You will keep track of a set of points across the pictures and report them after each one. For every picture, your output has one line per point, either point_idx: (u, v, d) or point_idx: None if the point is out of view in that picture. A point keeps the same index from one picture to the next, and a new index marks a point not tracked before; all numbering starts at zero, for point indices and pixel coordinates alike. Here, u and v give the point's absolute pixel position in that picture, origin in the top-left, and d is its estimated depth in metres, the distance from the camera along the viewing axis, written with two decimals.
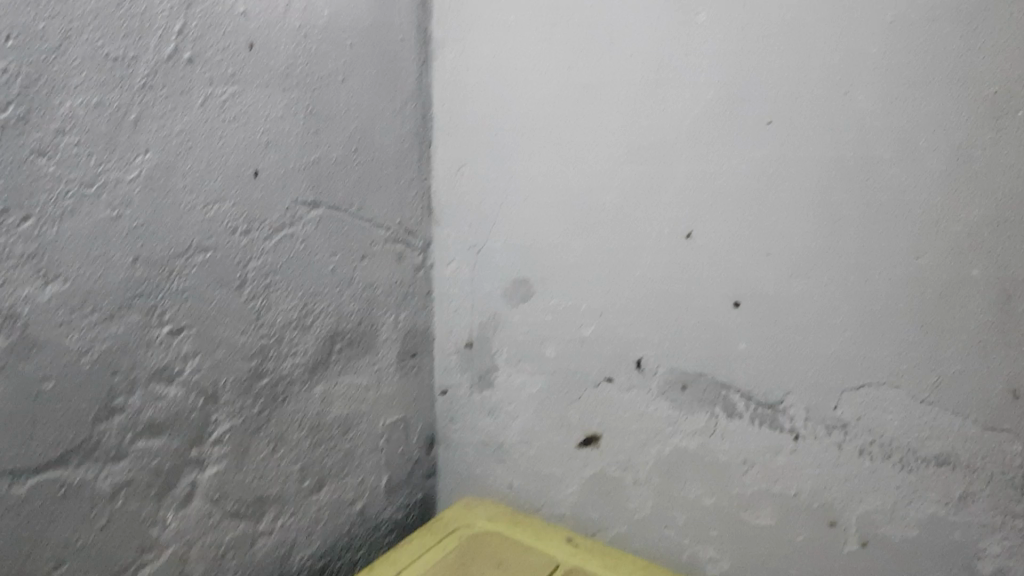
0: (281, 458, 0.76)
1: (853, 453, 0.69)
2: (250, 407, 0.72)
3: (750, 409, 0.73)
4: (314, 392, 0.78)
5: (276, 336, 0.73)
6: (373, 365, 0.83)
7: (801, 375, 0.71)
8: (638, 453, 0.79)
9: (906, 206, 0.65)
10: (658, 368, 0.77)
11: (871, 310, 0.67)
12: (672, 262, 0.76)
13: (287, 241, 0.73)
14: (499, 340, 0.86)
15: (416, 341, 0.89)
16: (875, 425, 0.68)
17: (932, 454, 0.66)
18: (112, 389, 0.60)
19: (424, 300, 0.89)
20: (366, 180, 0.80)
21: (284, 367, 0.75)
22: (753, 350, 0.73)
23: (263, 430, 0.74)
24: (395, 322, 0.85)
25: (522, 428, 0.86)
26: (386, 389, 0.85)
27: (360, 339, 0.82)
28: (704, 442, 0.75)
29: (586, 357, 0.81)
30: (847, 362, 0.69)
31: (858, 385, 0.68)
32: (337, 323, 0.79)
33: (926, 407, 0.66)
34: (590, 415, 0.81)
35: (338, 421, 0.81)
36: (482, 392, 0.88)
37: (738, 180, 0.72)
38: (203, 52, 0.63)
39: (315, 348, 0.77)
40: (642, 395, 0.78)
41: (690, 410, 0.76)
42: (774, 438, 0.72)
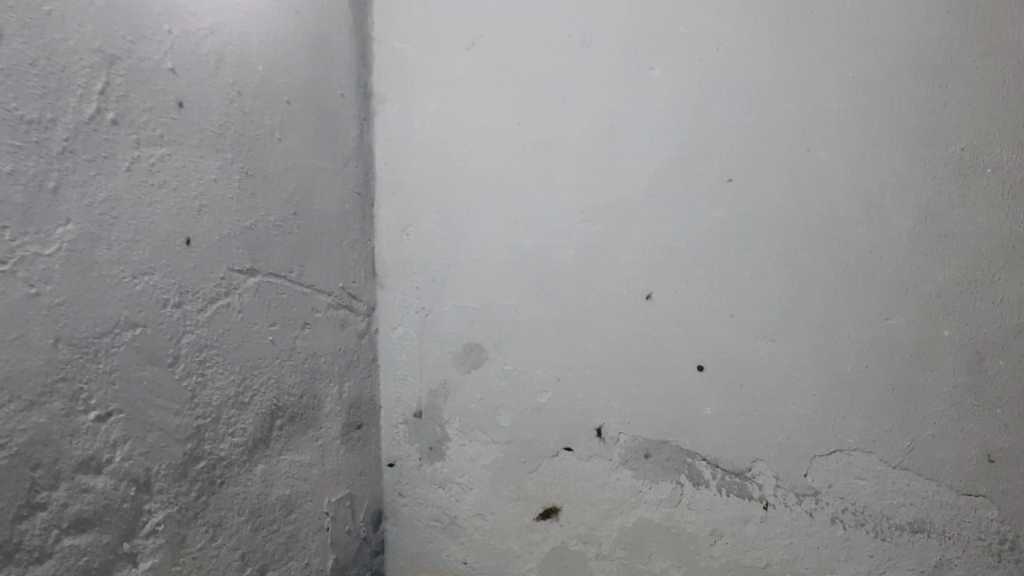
0: (220, 546, 0.68)
1: (825, 524, 0.65)
2: (185, 494, 0.64)
3: (716, 477, 0.69)
4: (254, 473, 0.71)
5: (213, 415, 0.67)
6: (316, 440, 0.78)
7: (767, 440, 0.67)
8: (604, 522, 0.74)
9: (874, 265, 0.62)
10: (620, 436, 0.73)
11: (838, 375, 0.64)
12: (631, 324, 0.72)
13: (223, 311, 0.66)
14: (450, 408, 0.82)
15: (362, 411, 0.83)
16: (847, 492, 0.64)
17: (907, 521, 0.62)
18: (33, 484, 0.51)
19: (370, 367, 0.84)
20: (305, 242, 0.74)
21: (222, 446, 0.68)
22: (717, 416, 0.69)
23: (201, 517, 0.66)
24: (339, 393, 0.80)
25: (475, 499, 0.81)
26: (330, 465, 0.80)
27: (303, 414, 0.76)
28: (671, 512, 0.71)
29: (545, 426, 0.77)
30: (817, 427, 0.65)
31: (828, 452, 0.65)
32: (277, 397, 0.73)
33: (897, 472, 0.63)
34: (548, 487, 0.77)
35: (279, 502, 0.74)
36: (433, 463, 0.83)
37: (700, 238, 0.69)
38: (127, 113, 0.57)
39: (253, 426, 0.71)
40: (602, 463, 0.74)
41: (653, 478, 0.72)
42: (746, 507, 0.68)
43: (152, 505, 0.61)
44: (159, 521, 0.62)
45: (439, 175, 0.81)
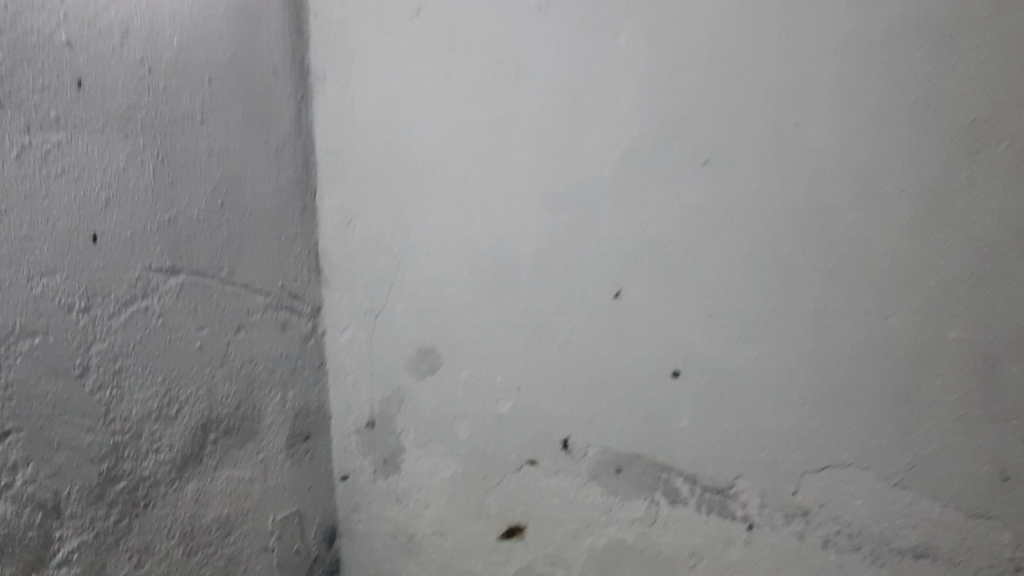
0: (146, 575, 0.61)
1: (817, 545, 0.59)
2: (103, 518, 0.57)
3: (695, 495, 0.63)
4: (185, 492, 0.64)
5: (133, 431, 0.59)
6: (257, 454, 0.71)
7: (748, 455, 0.61)
8: (572, 543, 0.69)
9: (872, 259, 0.54)
10: (588, 448, 0.67)
11: (828, 383, 0.57)
12: (599, 325, 0.65)
13: (140, 315, 0.59)
14: (405, 418, 0.75)
15: (312, 420, 0.77)
16: (841, 512, 0.58)
17: (909, 545, 0.56)
18: None
19: (317, 373, 0.77)
20: (236, 235, 0.67)
21: (146, 464, 0.61)
22: (698, 428, 0.62)
23: (123, 542, 0.59)
24: (283, 402, 0.73)
25: (433, 517, 0.75)
26: (274, 481, 0.73)
27: (241, 427, 0.69)
28: (644, 532, 0.66)
29: (508, 438, 0.70)
30: (807, 439, 0.58)
31: (819, 467, 0.58)
32: (210, 408, 0.66)
33: (897, 491, 0.56)
34: (511, 505, 0.71)
35: (216, 523, 0.68)
36: (388, 477, 0.77)
37: (675, 231, 0.61)
38: (16, 92, 0.48)
39: (183, 441, 0.64)
40: (571, 479, 0.68)
41: (627, 495, 0.66)
42: (727, 528, 0.62)
43: (63, 531, 0.54)
44: (73, 549, 0.55)
45: (384, 160, 0.72)
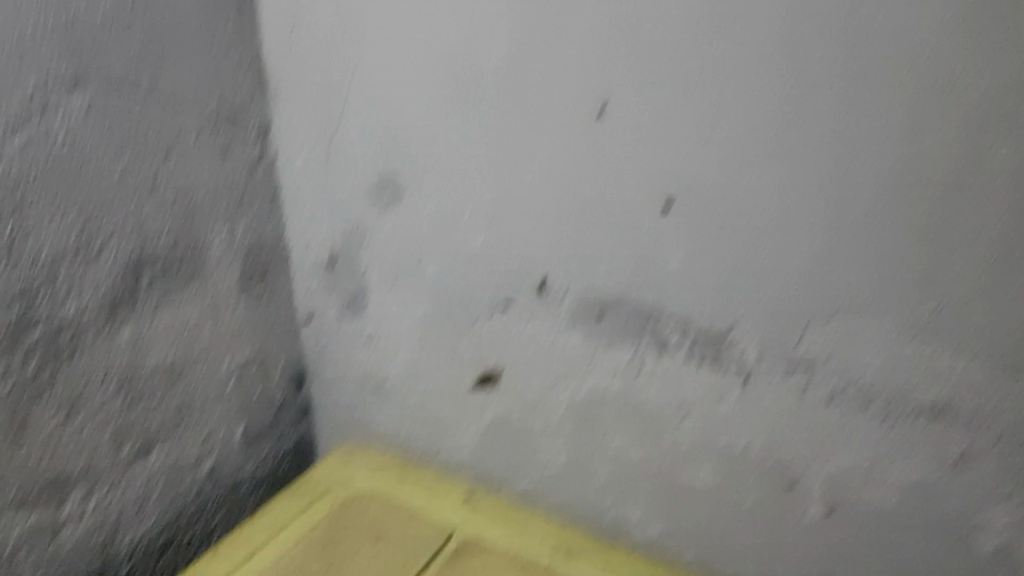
0: (80, 427, 0.58)
1: (819, 403, 0.53)
2: (20, 368, 0.53)
3: (685, 344, 0.56)
4: (121, 336, 0.59)
5: (48, 273, 0.53)
6: (205, 293, 0.65)
7: (747, 299, 0.53)
8: (550, 394, 0.63)
9: (906, 67, 0.44)
10: (568, 292, 0.60)
11: (842, 219, 0.48)
12: (580, 148, 0.55)
13: (44, 139, 0.51)
14: (369, 255, 0.67)
15: (267, 257, 0.70)
16: (850, 367, 0.51)
17: (924, 404, 0.50)
18: None
19: (269, 204, 0.69)
20: (155, 44, 0.57)
21: (66, 309, 0.55)
22: (689, 268, 0.54)
23: (47, 394, 0.55)
24: (231, 236, 0.66)
25: (404, 363, 0.70)
26: (227, 323, 0.67)
27: (181, 267, 0.62)
28: (628, 384, 0.60)
29: (478, 279, 0.63)
30: (815, 281, 0.50)
31: (828, 315, 0.51)
32: (141, 246, 0.59)
33: (918, 345, 0.49)
34: (485, 351, 0.65)
35: (161, 368, 0.63)
36: (354, 320, 0.71)
37: (669, 31, 0.50)
38: None
39: (111, 283, 0.57)
40: (547, 326, 0.61)
41: (610, 341, 0.59)
42: (719, 383, 0.56)
43: None
44: None
45: None
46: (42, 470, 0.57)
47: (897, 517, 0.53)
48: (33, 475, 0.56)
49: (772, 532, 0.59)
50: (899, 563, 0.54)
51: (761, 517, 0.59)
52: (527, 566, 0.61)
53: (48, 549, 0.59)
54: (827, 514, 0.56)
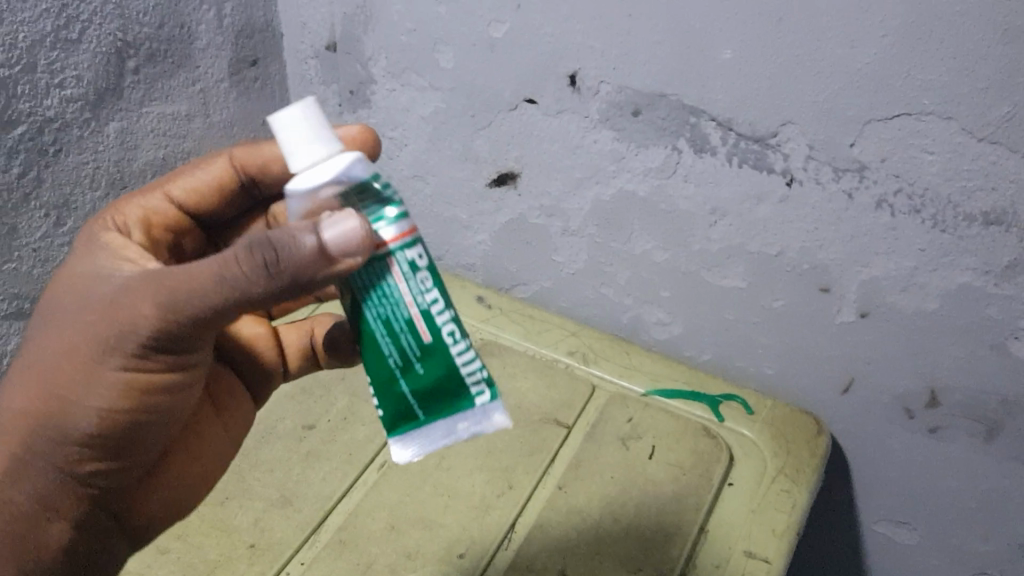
0: (72, 232, 0.54)
1: (868, 206, 0.49)
2: (4, 172, 0.47)
3: (728, 144, 0.51)
4: (106, 133, 0.53)
5: (27, 63, 0.47)
6: (190, 83, 0.59)
7: (803, 96, 0.46)
8: (573, 194, 0.60)
9: None
10: (601, 87, 0.53)
11: (921, 8, 0.41)
12: None
13: None
14: (372, 43, 0.61)
15: (256, 43, 0.64)
16: (906, 170, 0.46)
17: (979, 211, 0.45)
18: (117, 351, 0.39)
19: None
20: None
21: (48, 98, 0.49)
22: (736, 64, 0.47)
23: (36, 195, 0.50)
24: (219, 18, 0.59)
25: (412, 158, 0.66)
26: (217, 116, 0.62)
27: (167, 52, 0.56)
28: (659, 186, 0.56)
29: (497, 71, 0.57)
30: (880, 77, 0.43)
31: (888, 117, 0.45)
32: (123, 29, 0.52)
33: (983, 148, 0.43)
34: (502, 150, 0.61)
35: (151, 167, 0.58)
36: (356, 111, 0.66)
37: None
38: None
39: (93, 70, 0.51)
40: (576, 121, 0.56)
41: (640, 143, 0.55)
42: (760, 183, 0.52)
43: None
44: None
45: None
46: (37, 279, 0.53)
47: (936, 322, 0.51)
48: (29, 284, 0.53)
49: (794, 337, 0.58)
50: (929, 367, 0.54)
51: (786, 322, 0.58)
52: (548, 372, 0.62)
53: None
54: (861, 317, 0.54)
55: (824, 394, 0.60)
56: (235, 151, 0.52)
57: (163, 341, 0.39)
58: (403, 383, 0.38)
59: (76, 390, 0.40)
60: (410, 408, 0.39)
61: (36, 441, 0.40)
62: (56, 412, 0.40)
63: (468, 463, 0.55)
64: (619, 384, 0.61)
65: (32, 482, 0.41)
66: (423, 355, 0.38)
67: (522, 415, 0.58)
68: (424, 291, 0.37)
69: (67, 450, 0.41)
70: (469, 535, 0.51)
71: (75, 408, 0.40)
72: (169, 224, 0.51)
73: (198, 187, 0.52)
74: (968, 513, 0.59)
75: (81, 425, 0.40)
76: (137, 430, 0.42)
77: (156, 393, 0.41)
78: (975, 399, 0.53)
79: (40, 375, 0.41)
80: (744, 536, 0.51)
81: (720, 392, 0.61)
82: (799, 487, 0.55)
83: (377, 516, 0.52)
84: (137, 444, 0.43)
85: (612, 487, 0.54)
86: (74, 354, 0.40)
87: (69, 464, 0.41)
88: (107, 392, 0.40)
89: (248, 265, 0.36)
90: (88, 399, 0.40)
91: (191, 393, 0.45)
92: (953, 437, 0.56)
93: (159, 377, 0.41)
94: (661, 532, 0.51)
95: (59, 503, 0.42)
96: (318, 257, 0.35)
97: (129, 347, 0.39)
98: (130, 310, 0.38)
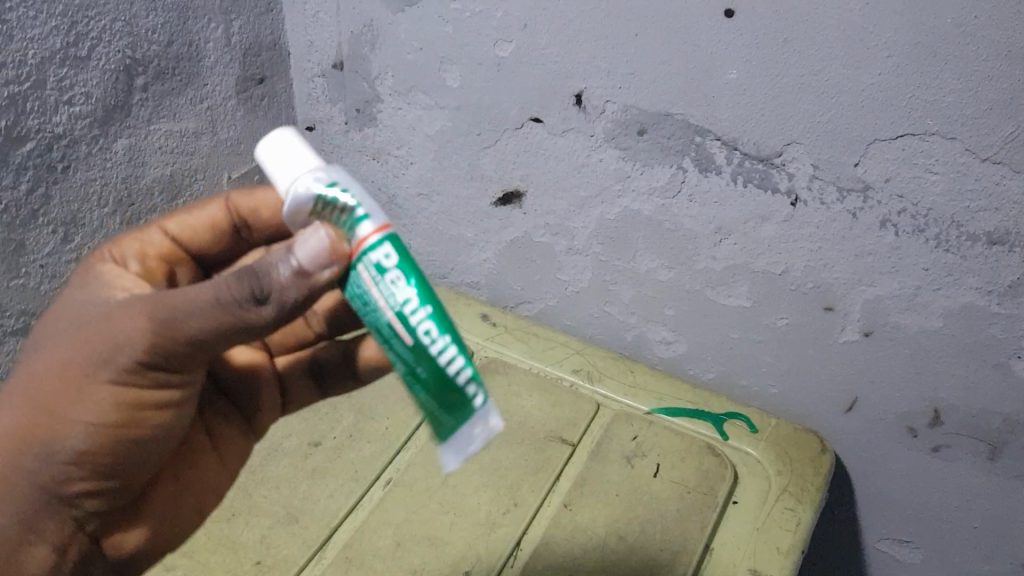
0: (79, 248, 0.54)
1: (872, 225, 0.49)
2: (13, 188, 0.48)
3: (733, 164, 0.52)
4: (115, 150, 0.54)
5: (37, 80, 0.47)
6: (198, 101, 0.59)
7: (808, 117, 0.47)
8: (578, 213, 0.60)
9: None
10: (607, 106, 0.54)
11: (924, 31, 0.41)
12: None
13: None
14: (379, 61, 0.62)
15: (264, 62, 0.64)
16: (910, 190, 0.46)
17: (983, 231, 0.46)
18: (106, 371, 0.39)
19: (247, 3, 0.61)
20: None
21: (58, 115, 0.49)
22: (742, 85, 0.48)
23: (44, 211, 0.50)
24: (227, 37, 0.60)
25: (417, 177, 0.67)
26: (224, 134, 0.63)
27: (176, 69, 0.56)
28: (664, 205, 0.56)
29: (503, 90, 0.57)
30: (885, 99, 0.44)
31: (892, 137, 0.45)
32: (132, 46, 0.52)
33: (986, 168, 0.44)
34: (508, 168, 0.61)
35: (159, 184, 0.58)
36: (362, 130, 0.67)
37: None
38: None
39: (102, 87, 0.51)
40: (582, 141, 0.57)
41: (645, 162, 0.55)
42: (765, 203, 0.52)
43: None
44: None
45: None
46: (44, 296, 0.53)
47: (940, 341, 0.51)
48: (36, 300, 0.53)
49: (798, 356, 0.58)
50: (932, 386, 0.54)
51: (790, 340, 0.58)
52: (553, 391, 0.62)
53: None
54: (865, 336, 0.54)
55: (828, 413, 0.60)
56: (232, 195, 0.51)
57: (155, 363, 0.39)
58: (418, 391, 0.35)
59: (64, 410, 0.39)
60: (437, 415, 0.36)
61: (23, 460, 0.40)
62: (44, 432, 0.40)
63: (473, 481, 0.55)
64: (624, 402, 0.62)
65: (17, 505, 0.40)
66: (415, 358, 0.35)
67: (527, 433, 0.58)
68: (394, 292, 0.35)
69: (54, 470, 0.40)
70: (474, 552, 0.51)
71: (64, 428, 0.39)
72: (165, 260, 0.49)
73: (193, 226, 0.51)
74: (971, 532, 0.59)
75: (70, 446, 0.40)
76: (127, 452, 0.42)
77: (145, 415, 0.41)
78: (978, 418, 0.53)
79: (27, 395, 0.40)
80: (750, 554, 0.52)
81: (724, 411, 0.61)
82: (804, 506, 0.55)
83: (383, 533, 0.52)
84: (127, 469, 0.42)
85: (617, 505, 0.54)
86: (62, 372, 0.39)
87: (57, 486, 0.40)
88: (95, 414, 0.39)
89: (238, 290, 0.36)
90: (76, 419, 0.39)
91: (184, 418, 0.44)
92: (956, 456, 0.56)
93: (149, 400, 0.41)
94: (667, 551, 0.51)
95: (44, 526, 0.41)
96: (304, 278, 0.36)
97: (120, 369, 0.39)
98: (123, 330, 0.38)
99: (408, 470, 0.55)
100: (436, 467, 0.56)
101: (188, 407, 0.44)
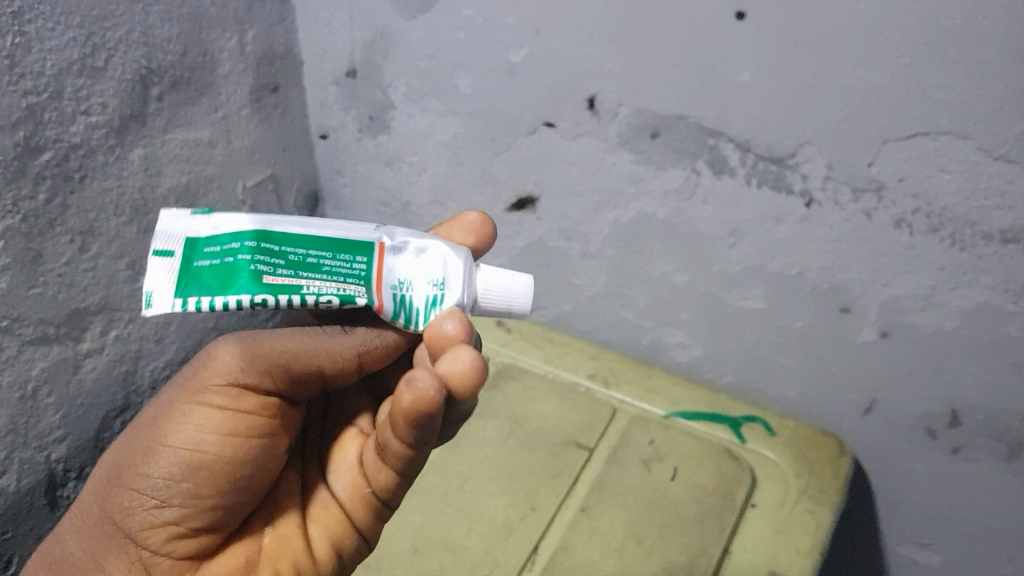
0: (96, 257, 0.54)
1: (887, 225, 0.49)
2: (29, 197, 0.48)
3: (746, 165, 0.51)
4: (130, 160, 0.54)
5: (53, 89, 0.47)
6: (212, 110, 0.60)
7: (822, 118, 0.47)
8: (592, 217, 0.61)
9: None
10: (619, 109, 0.54)
11: (936, 28, 0.41)
12: None
13: None
14: (391, 68, 0.62)
15: (278, 71, 0.65)
16: (924, 189, 0.46)
17: (998, 229, 0.45)
18: (189, 395, 0.42)
19: (261, 14, 0.61)
20: None
21: (74, 125, 0.49)
22: (753, 86, 0.48)
23: (62, 221, 0.51)
24: (241, 46, 0.60)
25: (431, 184, 0.67)
26: (238, 142, 0.63)
27: (191, 79, 0.57)
28: (679, 208, 0.56)
29: (516, 95, 0.57)
30: (896, 96, 0.44)
31: (904, 137, 0.45)
32: (148, 56, 0.53)
33: (1000, 166, 0.43)
34: (522, 174, 0.61)
35: (174, 192, 0.59)
36: (376, 137, 0.67)
37: None
38: None
39: (118, 98, 0.52)
40: (595, 144, 0.57)
41: (658, 165, 0.55)
42: (780, 205, 0.52)
43: None
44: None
45: None
46: (63, 305, 0.53)
47: (956, 340, 0.51)
48: (54, 310, 0.52)
49: (816, 358, 0.58)
50: (949, 386, 0.54)
51: (807, 342, 0.58)
52: (569, 396, 0.62)
53: (72, 383, 0.55)
54: (882, 336, 0.54)
55: (844, 415, 0.60)
56: None
57: (230, 383, 0.42)
58: (250, 257, 0.37)
59: (148, 437, 0.42)
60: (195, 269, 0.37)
61: (108, 488, 0.42)
62: (122, 461, 0.42)
63: (491, 486, 0.55)
64: (642, 407, 0.62)
65: (93, 530, 0.42)
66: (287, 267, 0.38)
67: (545, 438, 0.58)
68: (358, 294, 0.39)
69: (129, 497, 0.41)
70: (493, 558, 0.51)
71: (142, 453, 0.42)
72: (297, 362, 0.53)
73: None
74: (993, 534, 0.58)
75: (144, 469, 0.41)
76: (198, 488, 0.41)
77: (206, 441, 0.41)
78: (997, 418, 0.53)
79: (124, 439, 0.44)
80: (771, 556, 0.51)
81: (742, 414, 0.61)
82: (823, 508, 0.55)
83: (402, 540, 0.51)
84: (188, 502, 0.41)
85: (635, 509, 0.53)
86: (157, 408, 0.43)
87: (124, 515, 0.41)
88: (171, 438, 0.41)
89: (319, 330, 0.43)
90: (155, 444, 0.42)
91: (265, 467, 0.44)
92: (975, 457, 0.56)
93: (225, 441, 0.42)
94: (685, 554, 0.51)
95: (106, 560, 0.42)
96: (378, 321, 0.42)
97: (198, 385, 0.42)
98: (207, 356, 0.43)
99: (426, 476, 0.55)
100: (454, 473, 0.56)
101: (272, 457, 0.44)
